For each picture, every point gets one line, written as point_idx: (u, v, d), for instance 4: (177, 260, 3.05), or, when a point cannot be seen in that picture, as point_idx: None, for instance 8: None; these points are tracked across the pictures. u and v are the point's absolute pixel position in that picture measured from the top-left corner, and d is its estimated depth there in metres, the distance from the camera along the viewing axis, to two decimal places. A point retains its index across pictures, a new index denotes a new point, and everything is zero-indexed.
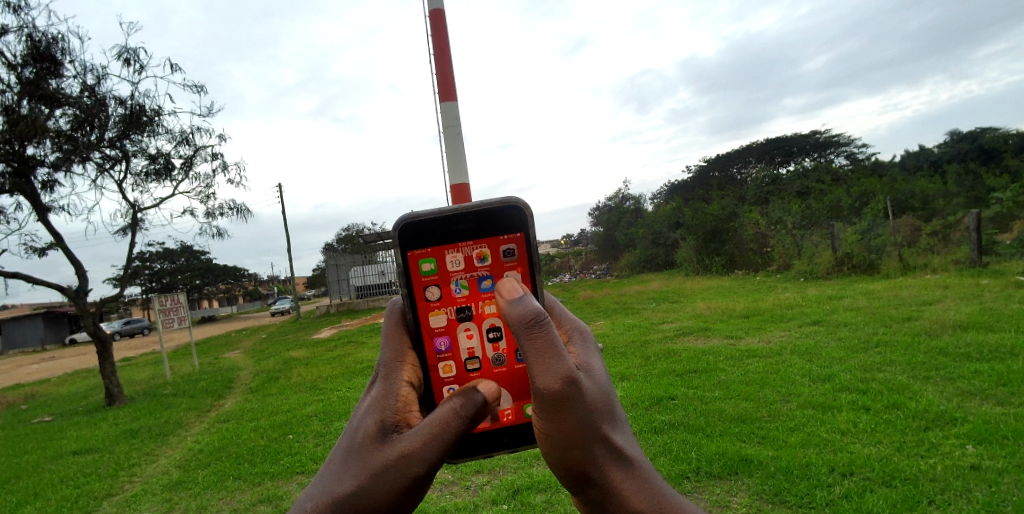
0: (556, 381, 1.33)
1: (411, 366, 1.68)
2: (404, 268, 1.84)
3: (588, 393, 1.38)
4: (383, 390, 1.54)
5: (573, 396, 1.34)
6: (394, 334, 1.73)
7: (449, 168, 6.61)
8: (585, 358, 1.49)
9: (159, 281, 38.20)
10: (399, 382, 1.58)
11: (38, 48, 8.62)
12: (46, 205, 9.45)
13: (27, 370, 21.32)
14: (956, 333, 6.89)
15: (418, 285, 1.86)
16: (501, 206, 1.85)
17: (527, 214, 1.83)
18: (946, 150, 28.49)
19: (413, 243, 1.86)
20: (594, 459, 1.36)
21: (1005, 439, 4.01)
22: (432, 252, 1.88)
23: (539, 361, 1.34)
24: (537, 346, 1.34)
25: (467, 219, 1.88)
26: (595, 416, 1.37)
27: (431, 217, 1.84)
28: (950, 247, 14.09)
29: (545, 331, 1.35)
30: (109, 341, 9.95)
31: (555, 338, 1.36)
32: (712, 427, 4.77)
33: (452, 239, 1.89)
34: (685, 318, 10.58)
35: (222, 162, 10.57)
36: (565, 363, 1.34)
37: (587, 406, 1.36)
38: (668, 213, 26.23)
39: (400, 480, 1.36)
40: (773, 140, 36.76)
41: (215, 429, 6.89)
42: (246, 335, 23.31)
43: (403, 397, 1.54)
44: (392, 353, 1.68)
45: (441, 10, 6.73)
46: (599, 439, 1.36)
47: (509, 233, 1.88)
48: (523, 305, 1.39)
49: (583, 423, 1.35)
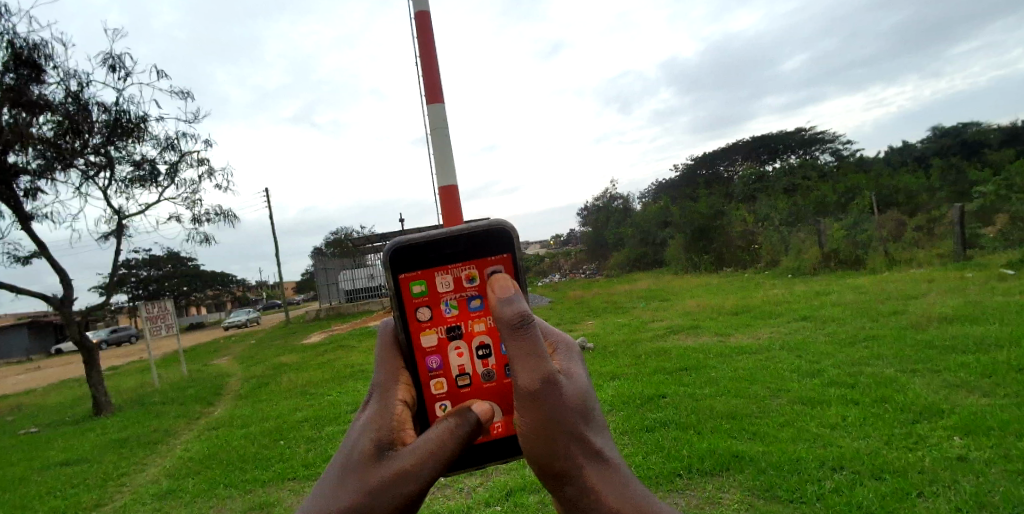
0: (535, 381, 1.35)
1: (405, 386, 1.67)
2: (396, 292, 1.84)
3: (567, 393, 1.39)
4: (377, 413, 1.52)
5: (551, 397, 1.35)
6: (387, 356, 1.73)
7: (438, 170, 6.62)
8: (565, 362, 1.51)
9: (145, 288, 37.73)
10: (394, 403, 1.57)
11: (19, 54, 8.51)
12: (28, 213, 9.33)
13: (10, 381, 20.96)
14: (942, 326, 6.99)
15: (410, 307, 1.86)
16: (486, 228, 1.83)
17: (513, 236, 1.81)
18: (929, 145, 28.88)
19: (404, 267, 1.86)
20: (566, 459, 1.35)
21: (992, 430, 4.07)
22: (423, 275, 1.88)
23: (520, 360, 1.36)
24: (518, 342, 1.37)
25: (455, 242, 1.85)
26: (570, 416, 1.37)
27: (419, 240, 1.84)
28: (935, 240, 14.23)
29: (525, 325, 1.38)
30: (95, 350, 9.80)
31: (537, 340, 1.38)
32: (703, 424, 4.80)
33: (442, 262, 1.87)
34: (675, 316, 10.64)
35: (208, 167, 10.48)
36: (544, 361, 1.36)
37: (566, 408, 1.37)
38: (656, 211, 26.35)
39: (395, 497, 1.34)
40: (760, 137, 37.01)
41: (204, 436, 6.81)
42: (234, 342, 23.09)
43: (398, 417, 1.53)
44: (387, 377, 1.67)
45: (427, 12, 6.73)
46: (575, 439, 1.36)
47: (497, 254, 1.84)
48: (511, 304, 1.40)
49: (561, 420, 1.36)
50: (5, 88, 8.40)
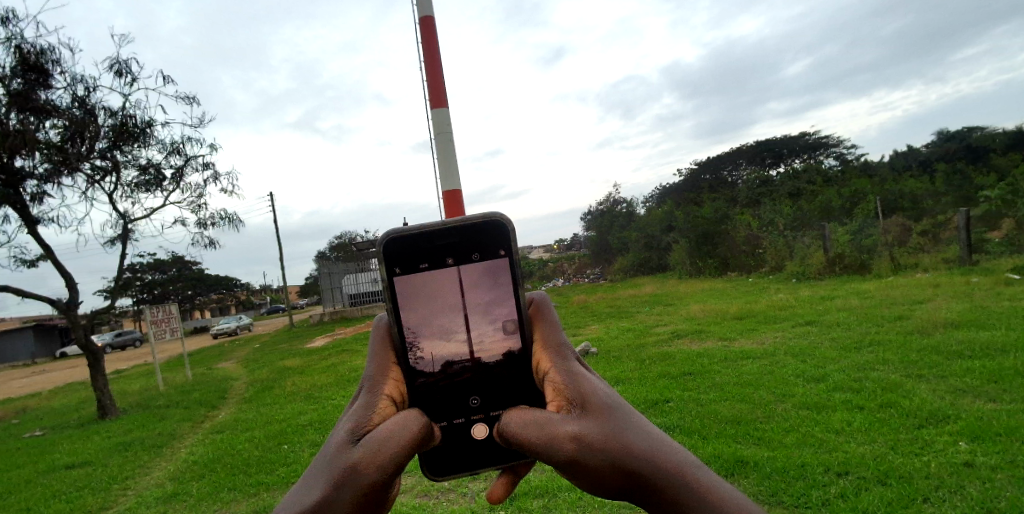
0: (564, 442, 1.13)
1: (395, 380, 1.43)
2: (390, 288, 1.56)
3: (588, 429, 1.12)
4: (360, 403, 1.31)
5: (589, 441, 1.11)
6: (378, 346, 1.50)
7: (442, 175, 6.64)
8: (570, 383, 1.27)
9: (151, 292, 37.92)
10: (380, 395, 1.35)
11: (27, 59, 8.58)
12: (34, 217, 9.38)
13: (17, 384, 21.08)
14: (947, 331, 6.96)
15: (405, 304, 1.57)
16: (482, 223, 1.62)
17: (510, 229, 1.61)
18: (934, 150, 28.82)
19: (397, 260, 1.59)
20: (647, 480, 1.06)
21: (998, 435, 4.05)
22: (418, 269, 1.60)
23: (541, 443, 1.17)
24: (530, 445, 1.18)
25: (450, 233, 1.61)
26: (612, 443, 1.09)
27: (413, 234, 1.60)
28: (940, 245, 14.19)
29: (523, 433, 1.19)
30: (99, 353, 9.82)
31: (544, 414, 1.20)
32: (708, 429, 4.79)
33: (436, 255, 1.61)
34: (679, 320, 10.64)
35: (213, 171, 10.52)
36: (553, 431, 1.15)
37: (610, 440, 1.10)
38: (660, 216, 26.35)
39: (352, 492, 1.12)
40: (764, 142, 36.99)
41: (209, 440, 6.83)
42: (239, 346, 23.13)
43: (380, 409, 1.31)
44: (375, 367, 1.44)
45: (431, 18, 6.78)
46: (633, 456, 1.07)
47: (495, 249, 1.62)
48: (509, 416, 1.27)
49: (608, 460, 1.08)
50: (12, 92, 8.46)
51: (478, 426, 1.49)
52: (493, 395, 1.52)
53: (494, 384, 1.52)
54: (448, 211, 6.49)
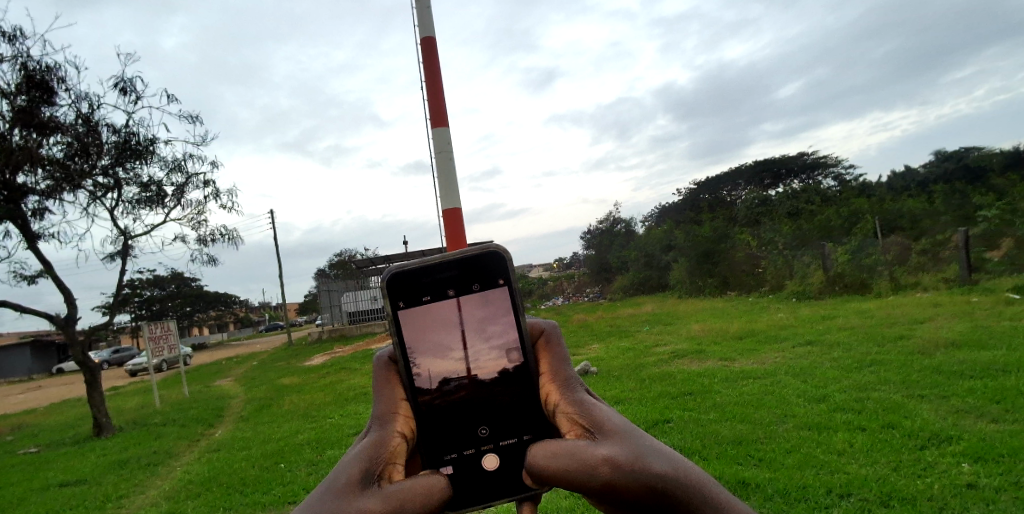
0: (592, 464, 1.08)
1: (405, 416, 1.42)
2: (395, 321, 1.55)
3: (619, 452, 1.09)
4: (373, 439, 1.30)
5: (619, 464, 1.07)
6: (385, 379, 1.48)
7: (442, 193, 6.71)
8: (587, 413, 1.24)
9: (148, 308, 37.73)
10: (391, 435, 1.34)
11: (32, 76, 8.67)
12: (35, 233, 9.40)
13: (11, 400, 20.84)
14: (949, 351, 6.95)
15: (410, 334, 1.56)
16: (481, 253, 1.61)
17: (508, 261, 1.60)
18: (932, 170, 29.01)
19: (400, 295, 1.58)
20: (670, 499, 1.06)
21: (1002, 456, 4.02)
22: (422, 305, 1.59)
23: (569, 466, 1.12)
24: (561, 476, 1.14)
25: (450, 266, 1.61)
26: (639, 463, 1.07)
27: (414, 266, 1.60)
28: (940, 265, 14.10)
29: (552, 464, 1.15)
30: (96, 370, 9.75)
31: (570, 443, 1.16)
32: (708, 449, 4.76)
33: (438, 289, 1.60)
34: (680, 340, 10.60)
35: (214, 189, 10.57)
36: (585, 456, 1.10)
37: (642, 467, 1.06)
38: (661, 235, 26.43)
39: None
40: (762, 161, 37.15)
41: (205, 459, 6.76)
42: (236, 363, 22.93)
43: (392, 449, 1.30)
44: (385, 403, 1.42)
45: (433, 38, 6.91)
46: (660, 476, 1.06)
47: (495, 282, 1.62)
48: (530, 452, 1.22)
49: (638, 481, 1.05)
50: (17, 109, 8.54)
51: (488, 457, 1.45)
52: (501, 423, 1.49)
53: (501, 412, 1.50)
54: (447, 228, 6.50)
